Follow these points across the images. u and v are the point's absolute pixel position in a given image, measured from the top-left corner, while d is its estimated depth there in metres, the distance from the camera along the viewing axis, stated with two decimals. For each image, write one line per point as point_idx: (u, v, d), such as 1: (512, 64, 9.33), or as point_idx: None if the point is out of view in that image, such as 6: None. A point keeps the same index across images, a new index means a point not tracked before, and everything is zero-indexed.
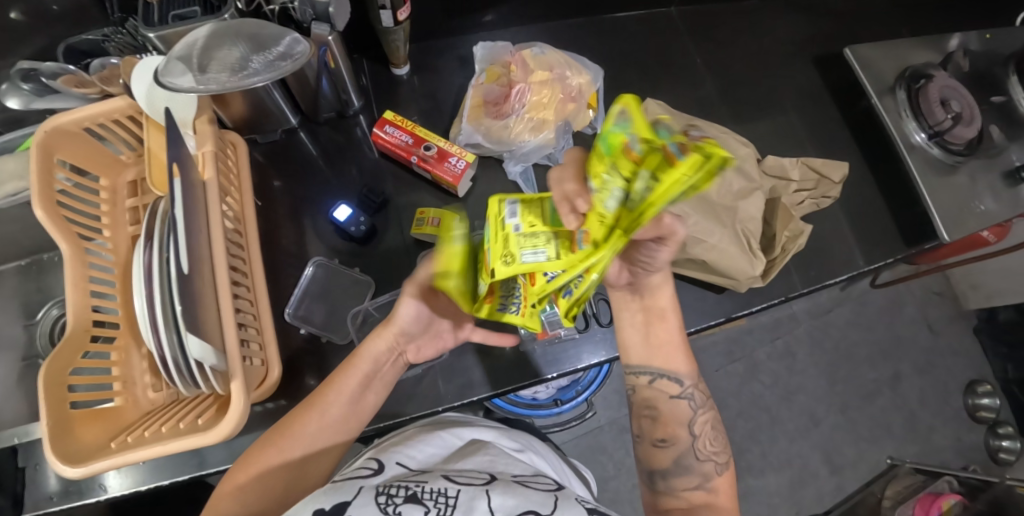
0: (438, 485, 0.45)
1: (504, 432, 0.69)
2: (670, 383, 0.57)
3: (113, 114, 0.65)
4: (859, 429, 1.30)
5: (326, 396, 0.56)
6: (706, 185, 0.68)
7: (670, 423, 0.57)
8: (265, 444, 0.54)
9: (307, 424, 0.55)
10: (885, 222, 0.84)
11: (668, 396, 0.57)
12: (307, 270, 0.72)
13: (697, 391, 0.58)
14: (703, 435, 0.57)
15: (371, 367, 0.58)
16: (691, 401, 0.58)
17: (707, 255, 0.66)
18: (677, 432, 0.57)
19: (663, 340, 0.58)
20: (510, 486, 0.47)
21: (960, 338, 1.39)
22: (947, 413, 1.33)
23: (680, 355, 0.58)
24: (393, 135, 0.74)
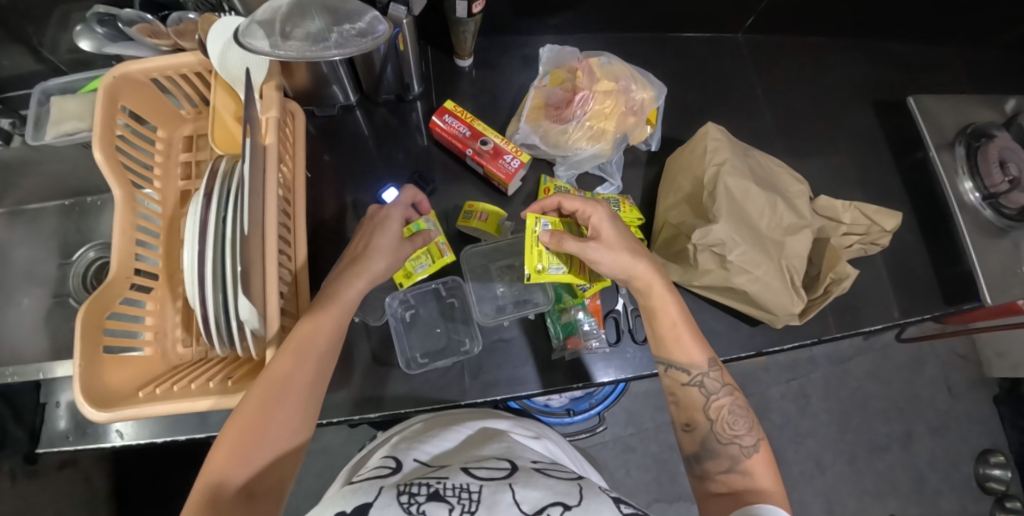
0: (459, 480, 0.45)
1: (518, 421, 0.68)
2: (678, 371, 0.58)
3: (182, 69, 0.66)
4: (864, 482, 1.28)
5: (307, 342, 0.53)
6: (758, 217, 0.67)
7: (688, 408, 0.57)
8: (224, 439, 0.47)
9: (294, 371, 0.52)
10: (928, 277, 0.83)
11: (682, 384, 0.58)
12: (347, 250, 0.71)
13: (709, 378, 0.57)
14: (722, 419, 0.56)
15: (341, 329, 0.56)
16: (702, 388, 0.57)
17: (750, 286, 0.65)
18: (697, 417, 0.57)
19: (670, 332, 0.58)
20: (531, 475, 0.47)
21: (979, 405, 1.36)
22: (955, 479, 1.31)
23: (690, 342, 0.58)
24: (451, 125, 0.74)
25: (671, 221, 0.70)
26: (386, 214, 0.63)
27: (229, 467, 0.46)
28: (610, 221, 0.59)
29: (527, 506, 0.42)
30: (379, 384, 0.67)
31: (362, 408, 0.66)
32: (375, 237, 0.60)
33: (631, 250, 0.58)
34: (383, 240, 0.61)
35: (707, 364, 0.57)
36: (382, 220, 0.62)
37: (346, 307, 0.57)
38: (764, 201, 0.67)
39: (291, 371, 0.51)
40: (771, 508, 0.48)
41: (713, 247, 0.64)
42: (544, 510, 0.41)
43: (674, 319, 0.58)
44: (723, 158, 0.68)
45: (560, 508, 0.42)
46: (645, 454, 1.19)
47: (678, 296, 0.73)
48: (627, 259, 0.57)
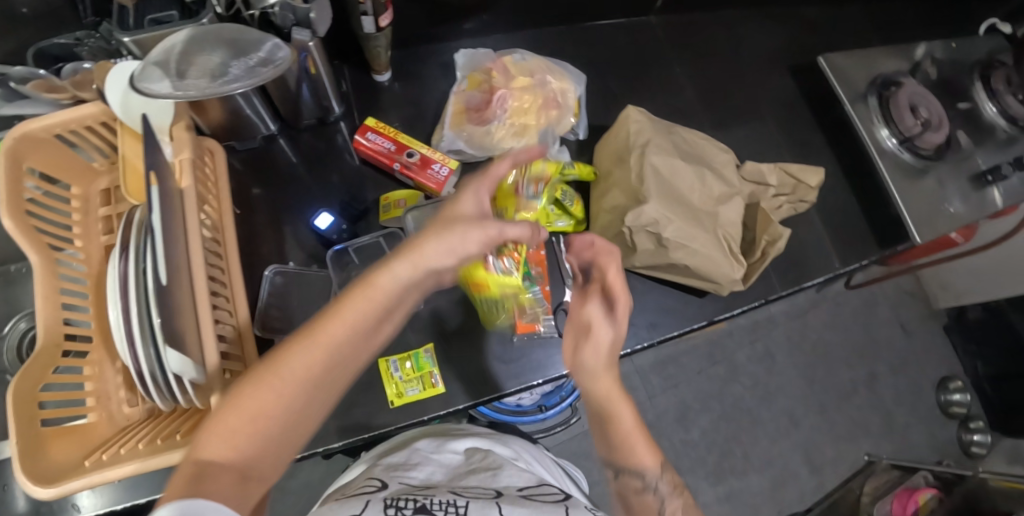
0: (444, 498, 0.47)
1: (501, 442, 0.70)
2: (631, 477, 0.53)
3: (86, 120, 0.63)
4: (837, 428, 1.34)
5: (317, 359, 0.43)
6: (688, 190, 0.67)
7: (641, 515, 0.51)
8: (209, 438, 0.39)
9: (266, 409, 0.41)
10: (861, 225, 0.87)
11: (636, 492, 0.53)
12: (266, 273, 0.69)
13: (660, 483, 0.53)
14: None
15: (391, 304, 0.46)
16: (655, 494, 0.52)
17: (688, 260, 0.65)
18: (650, 510, 0.51)
19: (627, 438, 0.54)
20: (517, 497, 0.49)
21: (931, 337, 1.48)
22: (921, 412, 1.40)
23: (642, 446, 0.54)
24: (375, 142, 0.73)
25: (606, 207, 0.69)
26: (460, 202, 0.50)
27: (220, 449, 0.38)
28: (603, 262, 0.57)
29: None
30: (341, 412, 0.63)
31: (324, 439, 0.62)
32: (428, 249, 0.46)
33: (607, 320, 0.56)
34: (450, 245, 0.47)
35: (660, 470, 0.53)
36: (452, 216, 0.50)
37: (416, 265, 0.46)
38: (691, 175, 0.68)
39: (308, 360, 0.42)
40: None
41: (648, 227, 0.64)
42: None
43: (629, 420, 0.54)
44: (646, 139, 0.69)
45: None
46: None
47: (624, 279, 0.72)
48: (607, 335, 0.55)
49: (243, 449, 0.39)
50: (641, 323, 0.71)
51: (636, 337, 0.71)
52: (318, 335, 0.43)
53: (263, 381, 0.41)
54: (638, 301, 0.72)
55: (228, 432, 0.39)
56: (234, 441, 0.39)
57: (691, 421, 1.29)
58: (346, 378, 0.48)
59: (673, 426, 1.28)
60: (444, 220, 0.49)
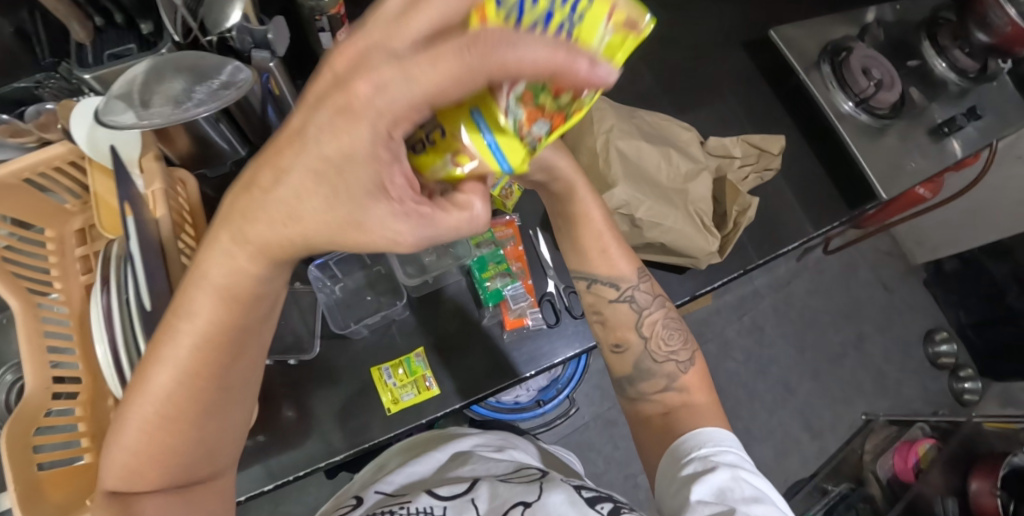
0: (423, 503, 0.55)
1: (483, 436, 0.74)
2: (607, 287, 0.62)
3: (54, 162, 0.63)
4: (833, 391, 1.37)
5: (183, 379, 0.41)
6: (656, 170, 0.69)
7: (620, 329, 0.62)
8: (112, 464, 0.43)
9: (150, 432, 0.42)
10: (829, 190, 0.89)
11: (610, 299, 0.62)
12: None
13: (638, 291, 0.62)
14: (656, 335, 0.61)
15: (246, 311, 0.40)
16: (633, 303, 0.62)
17: (664, 237, 0.67)
18: (628, 337, 0.62)
19: (596, 245, 0.61)
20: (491, 487, 0.56)
21: (913, 292, 1.52)
22: (911, 366, 1.44)
23: (613, 253, 0.62)
24: None
25: None
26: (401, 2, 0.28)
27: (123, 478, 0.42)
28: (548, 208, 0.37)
29: None
30: (339, 426, 0.63)
31: (325, 454, 0.62)
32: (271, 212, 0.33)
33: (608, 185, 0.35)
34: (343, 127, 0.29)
35: (636, 278, 0.63)
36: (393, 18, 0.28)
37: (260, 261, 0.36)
38: (657, 155, 0.69)
39: (167, 389, 0.41)
40: (709, 430, 0.53)
41: (621, 210, 0.65)
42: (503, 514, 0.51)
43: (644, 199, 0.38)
44: (609, 125, 0.68)
45: (521, 508, 0.51)
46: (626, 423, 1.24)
47: None
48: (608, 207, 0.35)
49: (148, 472, 0.43)
50: None
51: None
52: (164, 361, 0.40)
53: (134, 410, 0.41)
54: None
55: (126, 462, 0.42)
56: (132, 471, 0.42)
57: None
58: (244, 375, 0.45)
59: None
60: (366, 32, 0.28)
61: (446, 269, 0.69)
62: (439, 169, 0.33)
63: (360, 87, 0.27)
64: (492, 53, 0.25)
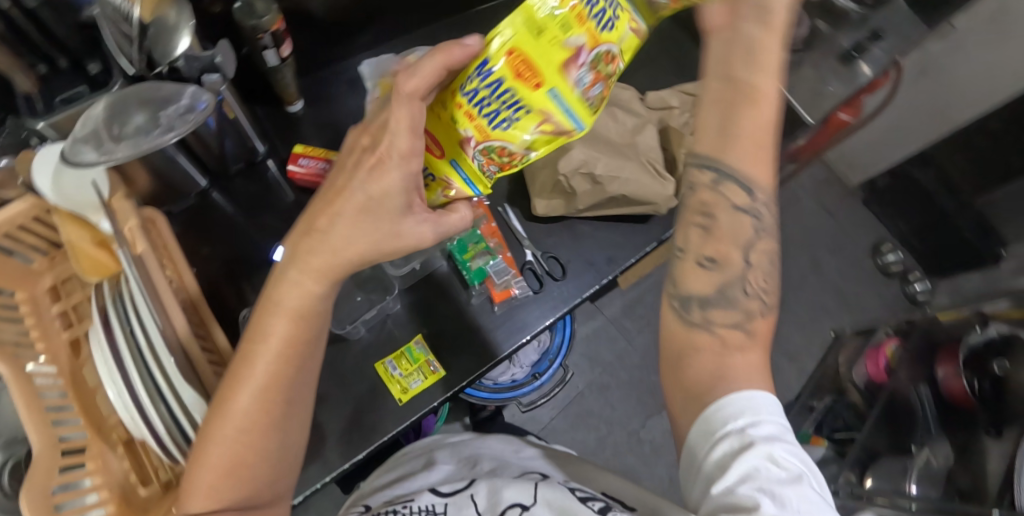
0: (425, 503, 0.65)
1: (496, 440, 0.81)
2: (735, 188, 0.48)
3: (20, 219, 0.62)
4: (797, 315, 1.53)
5: (257, 389, 0.48)
6: (605, 130, 0.73)
7: (722, 240, 0.48)
8: (194, 486, 0.46)
9: (228, 453, 0.47)
10: None
11: (734, 204, 0.48)
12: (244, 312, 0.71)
13: (761, 206, 0.49)
14: (759, 268, 0.49)
15: (308, 323, 0.50)
16: (752, 216, 0.48)
17: (624, 189, 0.70)
18: (730, 253, 0.48)
19: (754, 130, 0.47)
20: (493, 483, 0.65)
21: (855, 213, 1.64)
22: (865, 280, 1.58)
23: (752, 143, 0.47)
24: (309, 166, 0.75)
25: (539, 165, 0.71)
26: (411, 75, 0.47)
27: (206, 495, 0.46)
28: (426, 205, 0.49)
29: None
30: (352, 425, 0.66)
31: (342, 455, 0.64)
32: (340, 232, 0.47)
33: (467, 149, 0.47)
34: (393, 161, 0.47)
35: (764, 189, 0.49)
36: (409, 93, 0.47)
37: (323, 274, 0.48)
38: (603, 116, 0.74)
39: (246, 400, 0.48)
40: (748, 395, 0.42)
41: (580, 169, 0.68)
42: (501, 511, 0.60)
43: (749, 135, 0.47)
44: None
45: (518, 510, 0.59)
46: (620, 384, 1.29)
47: (574, 226, 0.76)
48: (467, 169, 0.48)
49: (234, 484, 0.47)
50: (600, 261, 0.75)
51: (599, 274, 0.75)
52: (246, 374, 0.48)
53: (218, 434, 0.46)
54: (592, 242, 0.76)
55: (210, 481, 0.46)
56: (217, 487, 0.46)
57: None
58: (304, 388, 0.52)
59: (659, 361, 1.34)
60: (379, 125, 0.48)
61: (429, 259, 0.71)
62: (435, 197, 0.58)
63: (386, 143, 0.47)
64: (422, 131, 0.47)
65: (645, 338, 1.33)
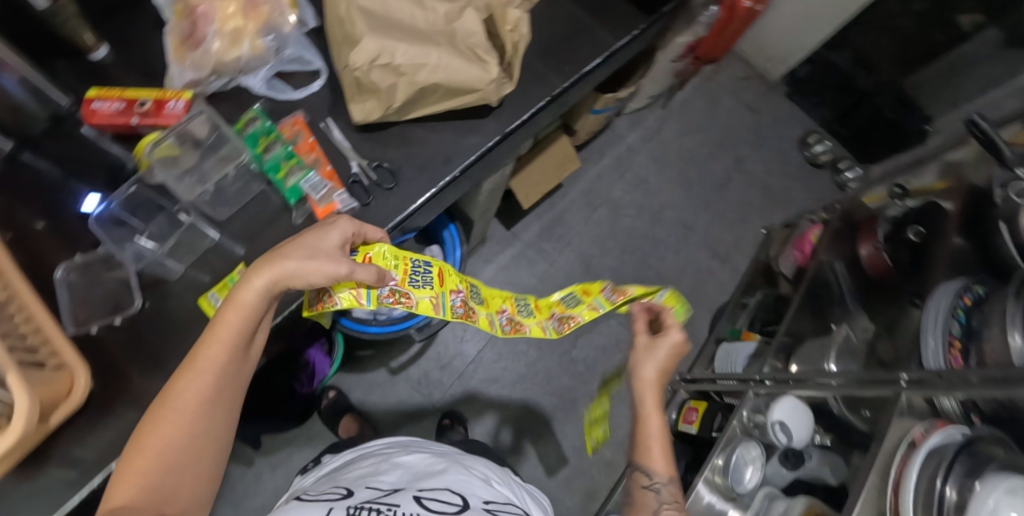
0: (409, 509, 0.65)
1: (476, 464, 0.86)
2: (640, 474, 0.70)
3: None
4: (726, 215, 1.47)
5: (197, 388, 0.54)
6: (409, 18, 0.68)
7: (642, 506, 0.68)
8: (126, 480, 0.51)
9: (173, 430, 0.53)
10: (614, 7, 0.89)
11: (643, 486, 0.69)
12: (58, 274, 0.66)
13: (662, 483, 0.69)
14: (672, 503, 0.67)
15: (246, 330, 0.56)
16: (655, 490, 0.68)
17: (435, 77, 0.66)
18: (647, 502, 0.68)
19: (659, 447, 0.70)
20: (474, 512, 0.67)
21: (776, 107, 1.60)
22: (792, 173, 1.54)
23: (660, 452, 0.70)
24: (105, 106, 0.67)
25: (342, 66, 0.67)
26: (336, 222, 0.60)
27: (134, 490, 0.51)
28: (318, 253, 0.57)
29: None
30: None
31: None
32: (312, 243, 0.57)
33: (325, 254, 0.56)
34: (311, 251, 0.56)
35: (666, 477, 0.69)
36: (324, 228, 0.59)
37: (268, 282, 0.54)
38: (405, 2, 0.68)
39: (189, 395, 0.54)
40: None
41: (378, 61, 0.63)
42: None
43: (651, 431, 0.71)
44: None
45: None
46: (545, 306, 1.32)
47: (405, 131, 0.73)
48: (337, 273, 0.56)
49: (159, 473, 0.53)
50: (436, 162, 0.72)
51: (435, 175, 0.72)
52: (193, 371, 0.54)
53: (172, 416, 0.53)
54: (425, 144, 0.73)
55: (136, 476, 0.51)
56: (145, 482, 0.52)
57: (597, 267, 1.35)
58: (234, 390, 0.59)
59: (585, 279, 1.33)
60: (312, 228, 0.59)
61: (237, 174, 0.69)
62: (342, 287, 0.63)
63: (285, 259, 0.55)
64: (278, 265, 0.54)
65: (566, 258, 1.33)
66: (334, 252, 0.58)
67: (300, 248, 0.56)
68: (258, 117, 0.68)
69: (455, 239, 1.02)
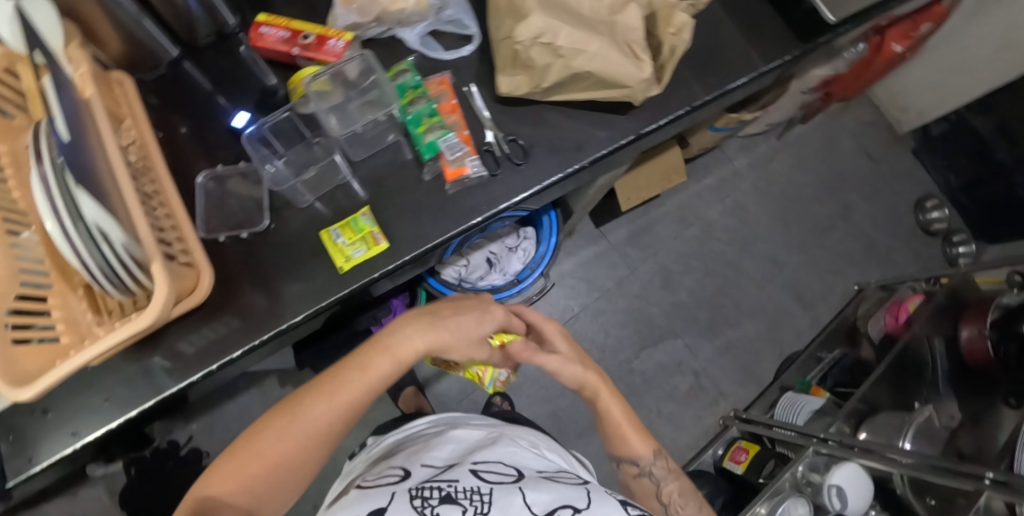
0: (469, 484, 0.62)
1: (515, 434, 0.84)
2: (629, 465, 0.76)
3: None
4: (822, 264, 1.43)
5: (321, 414, 0.58)
6: (577, 2, 0.66)
7: (644, 497, 0.76)
8: (230, 473, 0.55)
9: (285, 447, 0.57)
10: (773, 26, 0.85)
11: (634, 475, 0.76)
12: (199, 179, 0.72)
13: (654, 466, 0.75)
14: (674, 501, 0.75)
15: (382, 379, 0.61)
16: (650, 477, 0.75)
17: (589, 66, 0.65)
18: (650, 502, 0.76)
19: (621, 436, 0.75)
20: (535, 483, 0.65)
21: (899, 159, 1.53)
22: (901, 233, 1.48)
23: (634, 442, 0.75)
24: (270, 34, 0.71)
25: (501, 36, 0.66)
26: (489, 308, 0.69)
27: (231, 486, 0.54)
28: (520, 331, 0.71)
29: (538, 507, 0.59)
30: (300, 290, 0.67)
31: (289, 314, 0.67)
32: (463, 319, 0.66)
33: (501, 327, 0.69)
34: (463, 326, 0.65)
35: (652, 458, 0.75)
36: (484, 314, 0.68)
37: (426, 342, 0.63)
38: None
39: (315, 419, 0.58)
40: None
41: (540, 39, 0.62)
42: (555, 506, 0.59)
43: (617, 421, 0.75)
44: None
45: (570, 509, 0.59)
46: (617, 310, 1.34)
47: (542, 112, 0.73)
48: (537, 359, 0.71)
49: (257, 479, 0.56)
50: (568, 149, 0.72)
51: (565, 162, 0.72)
52: (324, 395, 0.59)
53: (293, 430, 0.57)
54: (560, 130, 0.73)
55: (236, 476, 0.55)
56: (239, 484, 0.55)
57: (677, 284, 1.37)
58: (348, 425, 0.62)
59: (661, 293, 1.36)
60: (473, 303, 0.68)
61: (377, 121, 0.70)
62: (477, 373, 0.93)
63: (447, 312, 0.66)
64: (435, 324, 0.64)
65: (650, 269, 1.37)
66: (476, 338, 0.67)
67: (459, 312, 0.66)
68: (410, 70, 0.71)
69: (553, 225, 1.03)
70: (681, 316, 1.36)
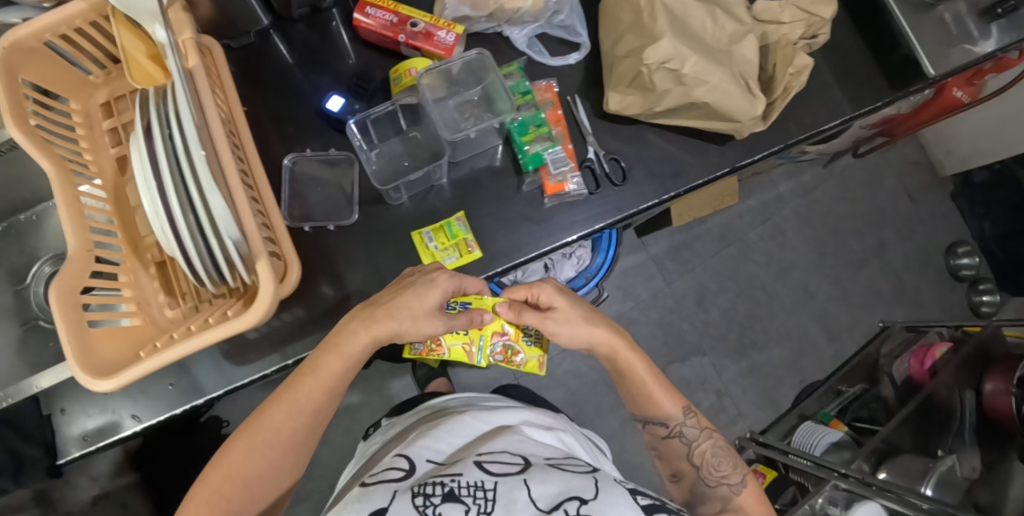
0: (472, 477, 0.47)
1: (535, 416, 0.71)
2: (656, 426, 0.69)
3: (75, 21, 0.59)
4: (851, 298, 1.44)
5: (283, 421, 0.53)
6: (700, 29, 0.65)
7: (675, 461, 0.69)
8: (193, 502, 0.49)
9: (254, 463, 0.51)
10: (873, 67, 0.82)
11: (662, 437, 0.69)
12: (286, 162, 0.69)
13: (685, 427, 0.68)
14: (707, 464, 0.66)
15: (336, 381, 0.55)
16: (682, 438, 0.68)
17: (709, 97, 0.63)
18: (682, 468, 0.68)
19: (642, 391, 0.67)
20: (545, 470, 0.49)
21: (937, 202, 1.52)
22: (931, 275, 1.48)
23: (661, 399, 0.67)
24: (376, 16, 0.67)
25: (620, 54, 0.65)
26: (435, 278, 0.59)
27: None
28: (561, 292, 0.66)
29: (542, 502, 0.44)
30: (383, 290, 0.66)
31: None
32: (414, 301, 0.57)
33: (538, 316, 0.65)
34: (414, 313, 0.57)
35: (682, 415, 0.68)
36: (430, 280, 0.58)
37: (371, 331, 0.56)
38: (702, 12, 0.65)
39: (277, 426, 0.53)
40: None
41: (667, 63, 0.61)
42: (562, 501, 0.44)
43: (643, 373, 0.67)
44: None
45: (577, 502, 0.44)
46: (648, 322, 1.35)
47: (642, 133, 0.71)
48: (584, 330, 0.65)
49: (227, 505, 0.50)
50: (664, 174, 0.70)
51: (661, 188, 0.70)
52: (281, 400, 0.53)
53: (259, 446, 0.52)
54: (658, 154, 0.71)
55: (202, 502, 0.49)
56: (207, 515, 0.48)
57: (709, 302, 1.38)
58: (319, 428, 0.57)
59: (693, 309, 1.37)
60: (413, 280, 0.59)
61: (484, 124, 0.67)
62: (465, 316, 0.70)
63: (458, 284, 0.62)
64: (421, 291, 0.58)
65: (685, 284, 1.38)
66: (429, 316, 0.59)
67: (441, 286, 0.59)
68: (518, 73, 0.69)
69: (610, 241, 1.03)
70: (707, 334, 1.37)
